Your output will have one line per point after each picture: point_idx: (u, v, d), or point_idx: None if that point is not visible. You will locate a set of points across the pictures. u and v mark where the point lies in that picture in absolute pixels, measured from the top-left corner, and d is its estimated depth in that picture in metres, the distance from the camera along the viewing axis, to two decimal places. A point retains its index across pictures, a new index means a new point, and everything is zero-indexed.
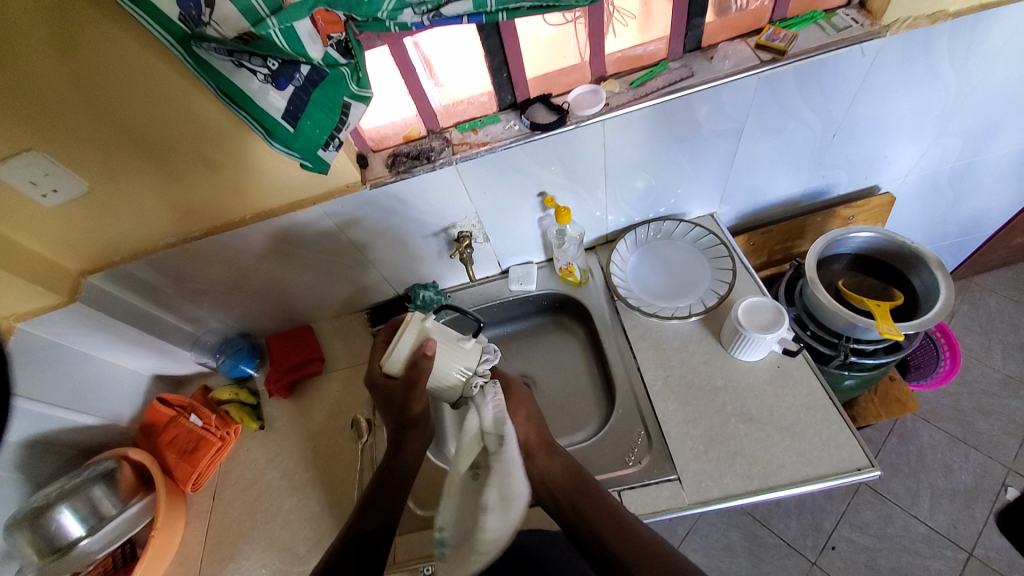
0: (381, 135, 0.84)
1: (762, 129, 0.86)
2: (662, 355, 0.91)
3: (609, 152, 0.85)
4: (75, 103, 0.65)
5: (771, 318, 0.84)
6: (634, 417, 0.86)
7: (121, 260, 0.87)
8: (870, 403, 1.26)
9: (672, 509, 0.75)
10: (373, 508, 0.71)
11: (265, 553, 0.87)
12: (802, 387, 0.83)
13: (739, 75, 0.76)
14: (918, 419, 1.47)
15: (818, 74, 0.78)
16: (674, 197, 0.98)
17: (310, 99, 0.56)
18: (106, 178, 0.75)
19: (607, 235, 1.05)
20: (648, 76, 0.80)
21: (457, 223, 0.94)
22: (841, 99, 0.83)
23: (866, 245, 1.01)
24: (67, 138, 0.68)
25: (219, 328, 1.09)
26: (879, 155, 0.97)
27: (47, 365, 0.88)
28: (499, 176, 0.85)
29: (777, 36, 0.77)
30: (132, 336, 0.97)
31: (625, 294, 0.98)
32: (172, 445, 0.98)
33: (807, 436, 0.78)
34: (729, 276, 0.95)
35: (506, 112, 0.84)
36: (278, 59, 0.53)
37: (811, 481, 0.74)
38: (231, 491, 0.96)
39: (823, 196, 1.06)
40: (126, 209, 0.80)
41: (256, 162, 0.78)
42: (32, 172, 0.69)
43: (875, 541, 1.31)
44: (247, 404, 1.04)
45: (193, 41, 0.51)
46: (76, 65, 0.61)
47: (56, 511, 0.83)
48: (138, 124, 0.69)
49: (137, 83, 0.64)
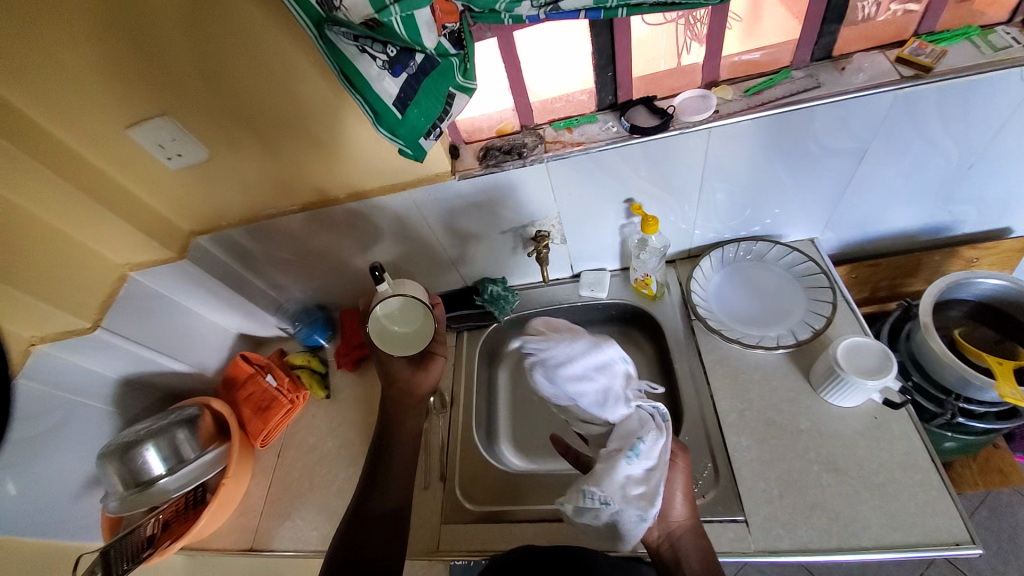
0: (474, 127, 0.84)
1: (887, 152, 0.77)
2: (741, 386, 0.85)
3: (710, 162, 0.80)
4: (205, 77, 0.70)
5: (876, 363, 0.75)
6: (703, 446, 0.81)
7: (227, 225, 0.94)
8: (967, 468, 1.13)
9: (737, 552, 0.70)
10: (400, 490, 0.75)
11: (319, 517, 0.91)
12: (902, 444, 0.74)
13: (873, 90, 0.69)
14: (1016, 496, 1.29)
15: (964, 98, 0.69)
16: (772, 216, 0.90)
17: (420, 87, 0.57)
18: (221, 147, 0.80)
19: (691, 249, 1.00)
20: (766, 84, 0.75)
21: (538, 222, 0.93)
22: (988, 125, 0.73)
23: (991, 294, 0.89)
24: (193, 107, 0.74)
25: (300, 298, 1.15)
26: (1019, 194, 0.85)
27: (151, 313, 0.96)
28: (588, 178, 0.83)
29: (923, 51, 0.69)
30: (225, 296, 1.05)
31: (704, 314, 0.93)
32: (248, 401, 1.05)
33: (903, 500, 0.70)
34: (828, 310, 0.87)
35: (605, 112, 0.81)
36: (396, 46, 0.53)
37: (899, 548, 0.66)
38: (295, 452, 1.02)
39: (945, 232, 0.94)
40: (233, 179, 0.86)
41: (353, 143, 0.80)
42: (161, 136, 0.76)
43: None
44: (317, 371, 1.10)
45: (326, 23, 0.53)
46: (210, 43, 0.66)
47: (142, 448, 0.89)
48: (256, 99, 0.73)
49: (257, 59, 0.68)
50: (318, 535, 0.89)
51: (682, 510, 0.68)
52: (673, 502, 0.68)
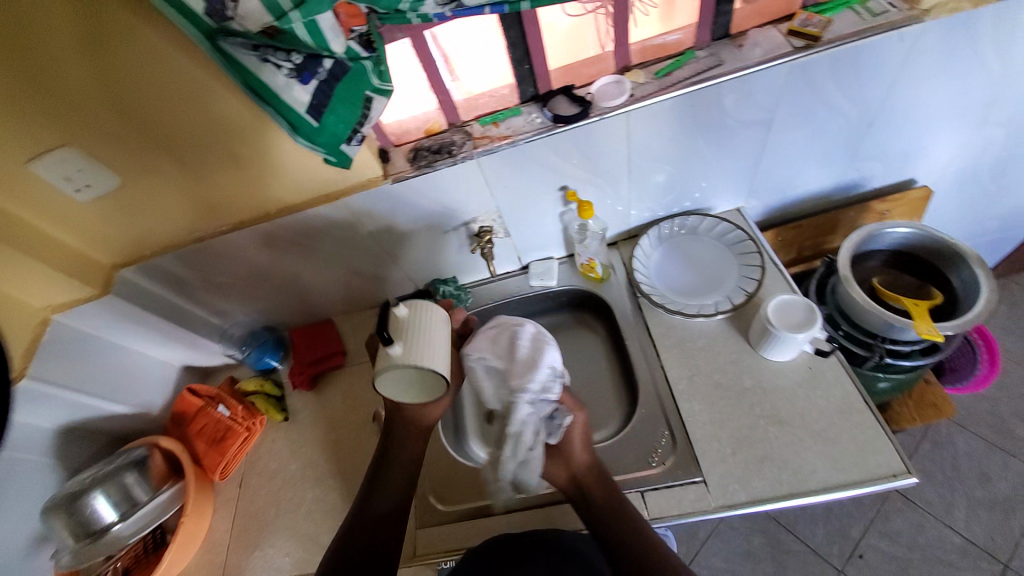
0: (402, 129, 0.83)
1: (792, 121, 0.82)
2: (687, 354, 0.89)
3: (634, 144, 0.83)
4: (107, 103, 0.67)
5: (802, 317, 0.81)
6: (658, 416, 0.84)
7: (152, 254, 0.90)
8: (903, 406, 1.22)
9: (698, 512, 0.74)
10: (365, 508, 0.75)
11: (289, 542, 0.89)
12: (836, 389, 0.80)
13: (769, 63, 0.73)
14: (953, 425, 1.41)
15: (852, 63, 0.75)
16: (700, 190, 0.95)
17: (333, 94, 0.57)
18: (134, 173, 0.77)
19: (629, 230, 1.03)
20: (674, 66, 0.78)
21: (478, 218, 0.93)
22: (877, 87, 0.79)
23: (904, 241, 0.97)
24: (99, 136, 0.70)
25: (245, 321, 1.12)
26: (916, 147, 0.93)
27: (82, 355, 0.91)
28: (520, 170, 0.84)
29: (811, 21, 0.74)
30: (162, 328, 1.00)
31: (648, 290, 0.96)
32: (201, 434, 1.01)
33: (841, 441, 0.75)
34: (758, 273, 0.93)
35: (528, 104, 0.83)
36: (301, 54, 0.53)
37: (844, 487, 0.72)
38: (257, 481, 0.98)
39: (856, 189, 1.02)
40: (154, 205, 0.82)
41: (278, 157, 0.79)
42: (66, 168, 0.72)
43: (905, 551, 1.26)
44: (272, 396, 1.06)
45: (219, 34, 0.52)
46: (108, 67, 0.63)
47: (90, 497, 0.85)
48: (165, 119, 0.70)
49: (164, 81, 0.66)
50: (291, 561, 0.87)
51: (583, 452, 0.73)
52: (575, 446, 0.72)
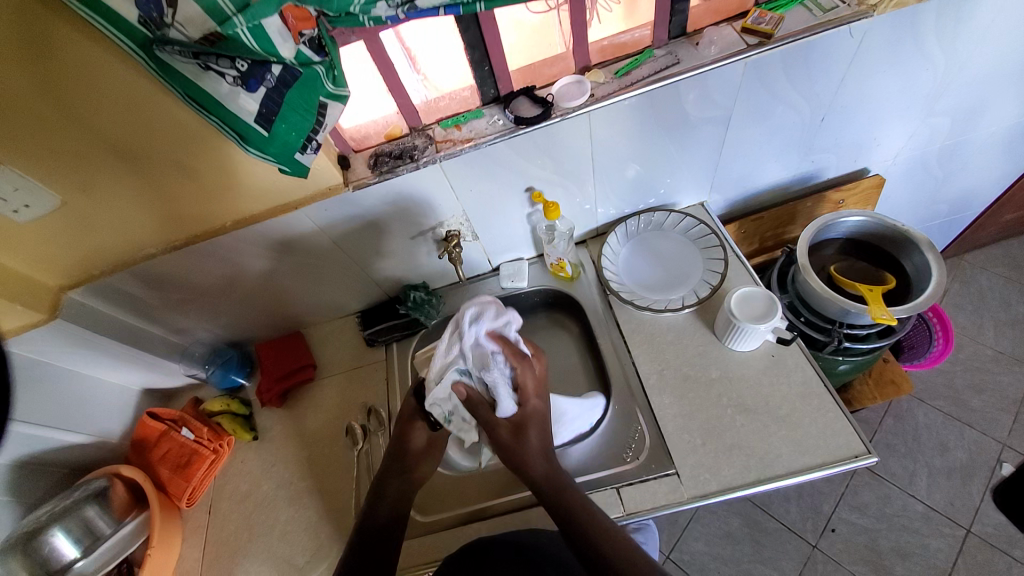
0: (362, 134, 0.82)
1: (750, 116, 0.84)
2: (657, 348, 0.90)
3: (596, 144, 0.83)
4: (45, 115, 0.62)
5: (763, 309, 0.83)
6: (632, 412, 0.85)
7: (101, 273, 0.85)
8: (865, 386, 1.27)
9: (673, 503, 0.75)
10: None
11: (263, 566, 0.86)
12: (798, 375, 0.82)
13: (725, 61, 0.75)
14: (913, 400, 1.48)
15: (805, 58, 0.77)
16: (664, 187, 0.96)
17: (284, 100, 0.54)
18: (78, 189, 0.72)
19: (597, 228, 1.04)
20: (633, 64, 0.79)
21: (445, 222, 0.92)
22: (829, 81, 0.82)
23: (857, 229, 1.01)
24: (38, 151, 0.65)
25: (207, 339, 1.07)
26: (868, 137, 0.96)
27: (30, 384, 0.86)
28: (483, 173, 0.83)
29: (763, 19, 0.76)
30: (117, 350, 0.95)
31: (617, 288, 0.97)
32: (165, 460, 0.96)
33: (805, 425, 0.78)
34: (722, 266, 0.95)
35: (490, 106, 0.82)
36: (246, 59, 0.50)
37: (810, 469, 0.74)
38: (227, 504, 0.95)
39: (813, 180, 1.05)
40: (101, 221, 0.77)
41: (234, 166, 0.75)
42: (1, 187, 0.66)
43: (873, 522, 1.32)
44: (239, 415, 1.01)
45: (154, 44, 0.49)
46: (46, 77, 0.59)
47: (49, 534, 0.81)
48: (111, 133, 0.66)
49: (107, 90, 0.62)
50: None
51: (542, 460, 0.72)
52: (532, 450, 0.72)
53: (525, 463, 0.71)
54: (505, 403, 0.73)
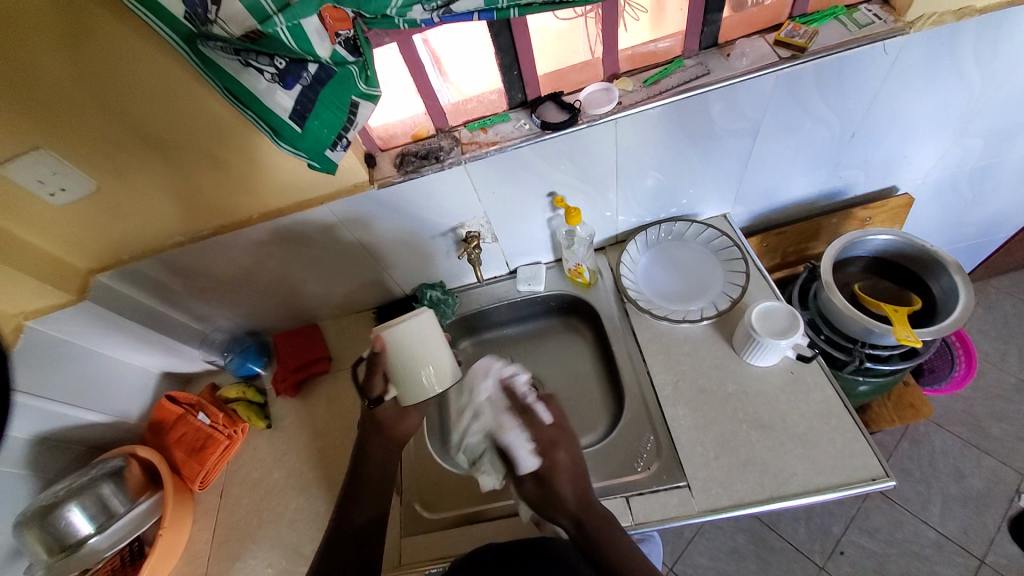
0: (389, 133, 0.83)
1: (777, 130, 0.83)
2: (671, 358, 0.89)
3: (621, 151, 0.83)
4: (85, 102, 0.64)
5: (785, 324, 0.82)
6: (644, 422, 0.84)
7: (130, 258, 0.87)
8: (883, 408, 1.25)
9: (681, 516, 0.74)
10: (354, 515, 0.74)
11: (272, 553, 0.87)
12: (816, 393, 0.81)
13: (756, 73, 0.74)
14: (931, 424, 1.44)
15: (837, 73, 0.76)
16: (687, 197, 0.96)
17: (318, 98, 0.55)
18: (113, 175, 0.74)
19: (617, 235, 1.03)
20: (662, 74, 0.78)
21: (465, 223, 0.93)
22: (860, 98, 0.81)
23: (884, 249, 0.99)
24: (77, 137, 0.68)
25: (226, 327, 1.09)
26: (897, 155, 0.95)
27: (56, 362, 0.88)
28: (507, 176, 0.84)
29: (797, 32, 0.74)
30: (140, 334, 0.97)
31: (634, 296, 0.97)
32: (180, 443, 0.97)
33: (821, 444, 0.77)
34: (742, 279, 0.94)
35: (517, 110, 0.82)
36: (284, 58, 0.52)
37: (824, 490, 0.73)
38: (238, 490, 0.96)
39: (839, 196, 1.04)
40: (133, 208, 0.80)
41: (263, 159, 0.77)
42: (40, 170, 0.69)
43: (884, 546, 1.29)
44: (254, 403, 1.03)
45: (198, 39, 0.50)
46: (88, 67, 0.61)
47: (65, 509, 0.82)
48: (147, 122, 0.68)
49: (146, 80, 0.64)
50: (273, 572, 0.85)
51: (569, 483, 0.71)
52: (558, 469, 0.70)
53: (555, 483, 0.70)
54: (525, 459, 0.71)
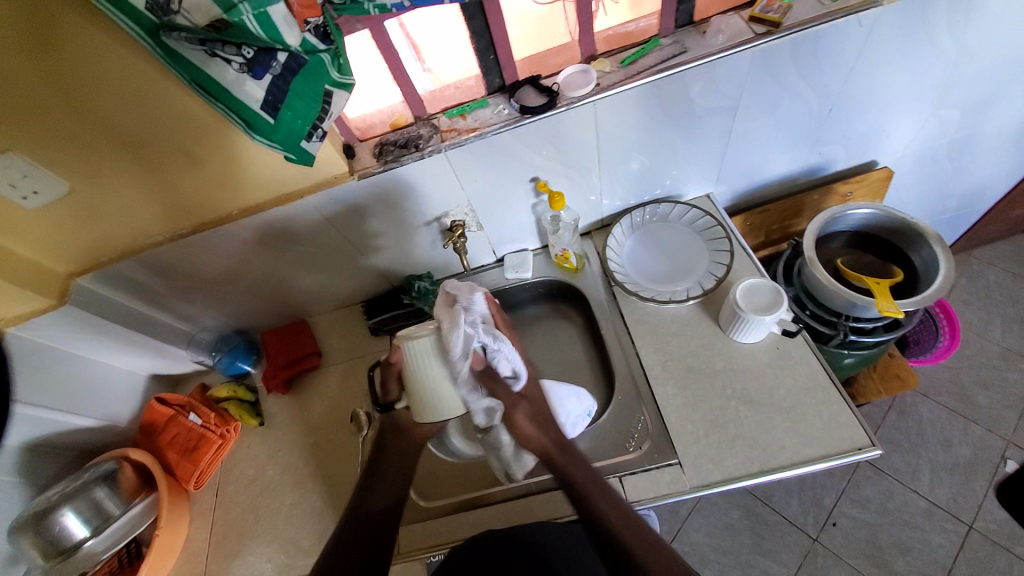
0: (367, 123, 0.82)
1: (756, 106, 0.84)
2: (660, 339, 0.90)
3: (602, 134, 0.83)
4: (53, 102, 0.63)
5: (770, 300, 0.83)
6: (634, 403, 0.85)
7: (110, 260, 0.86)
8: (869, 380, 1.27)
9: (674, 493, 0.75)
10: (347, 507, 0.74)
11: (270, 548, 0.88)
12: (803, 368, 0.82)
13: (732, 50, 0.74)
14: (918, 395, 1.47)
15: (814, 47, 0.76)
16: (670, 177, 0.96)
17: (290, 88, 0.54)
18: (87, 176, 0.73)
19: (603, 219, 1.03)
20: (639, 53, 0.78)
21: (450, 212, 0.92)
22: (837, 72, 0.81)
23: (866, 222, 1.00)
24: (47, 138, 0.66)
25: (214, 326, 1.09)
26: (876, 129, 0.95)
27: (41, 369, 0.87)
28: (488, 162, 0.83)
29: (771, 8, 0.75)
30: (126, 336, 0.96)
31: (622, 279, 0.97)
32: (174, 444, 0.97)
33: (809, 417, 0.78)
34: (727, 258, 0.94)
35: (495, 95, 0.82)
36: (253, 47, 0.51)
37: (813, 461, 0.74)
38: (234, 488, 0.96)
39: (820, 172, 1.04)
40: (109, 209, 0.78)
41: (240, 154, 0.76)
42: (10, 173, 0.67)
43: (875, 516, 1.32)
44: (246, 401, 1.03)
45: (161, 30, 0.49)
46: (53, 65, 0.59)
47: (58, 514, 0.82)
48: (118, 120, 0.67)
49: (114, 77, 0.62)
50: (273, 567, 0.86)
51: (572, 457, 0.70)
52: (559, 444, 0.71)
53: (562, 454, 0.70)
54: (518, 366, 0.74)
